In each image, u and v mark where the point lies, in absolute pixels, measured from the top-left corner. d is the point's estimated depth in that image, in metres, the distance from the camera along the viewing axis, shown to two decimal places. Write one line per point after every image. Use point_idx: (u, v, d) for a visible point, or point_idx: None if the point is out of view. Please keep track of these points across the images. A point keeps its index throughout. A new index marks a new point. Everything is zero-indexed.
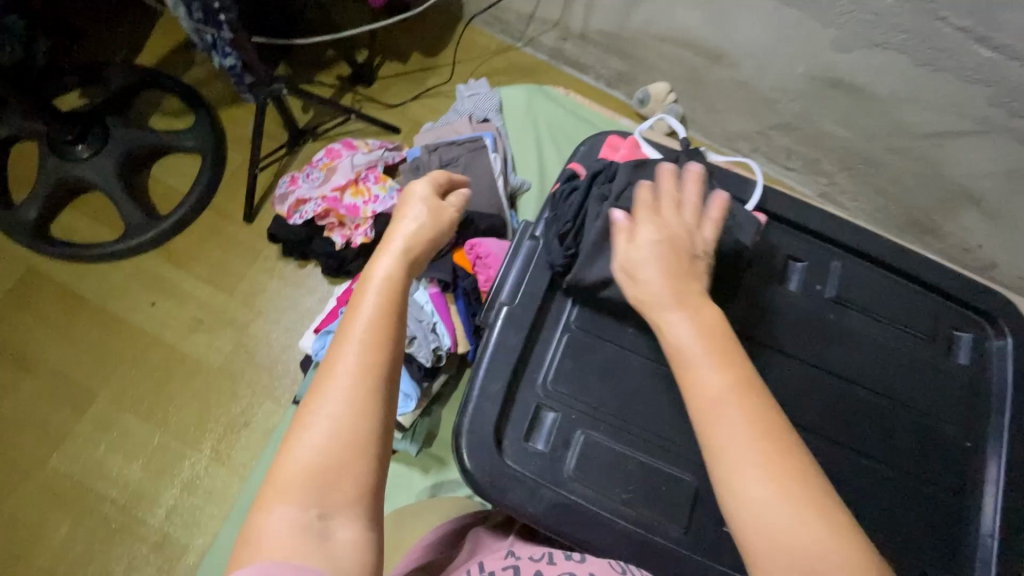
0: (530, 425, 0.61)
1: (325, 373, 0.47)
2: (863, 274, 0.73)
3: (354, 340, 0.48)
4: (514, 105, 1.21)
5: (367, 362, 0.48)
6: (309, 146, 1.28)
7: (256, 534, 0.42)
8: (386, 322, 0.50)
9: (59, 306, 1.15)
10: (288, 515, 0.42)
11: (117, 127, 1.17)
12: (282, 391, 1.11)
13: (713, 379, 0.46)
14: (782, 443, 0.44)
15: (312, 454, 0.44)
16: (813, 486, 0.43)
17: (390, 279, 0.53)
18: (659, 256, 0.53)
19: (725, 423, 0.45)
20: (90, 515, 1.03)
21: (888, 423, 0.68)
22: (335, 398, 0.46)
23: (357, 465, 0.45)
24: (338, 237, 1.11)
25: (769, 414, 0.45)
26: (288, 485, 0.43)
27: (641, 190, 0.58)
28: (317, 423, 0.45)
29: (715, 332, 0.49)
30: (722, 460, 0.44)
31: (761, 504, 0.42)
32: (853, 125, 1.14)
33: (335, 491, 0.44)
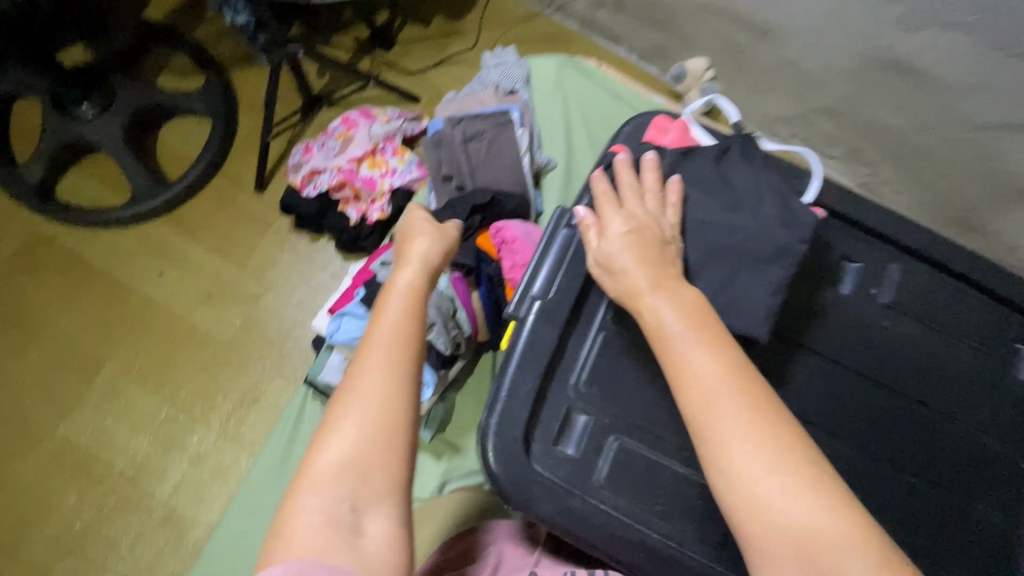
0: (560, 429, 0.58)
1: (352, 371, 0.47)
2: (920, 278, 0.68)
3: (381, 337, 0.48)
4: (543, 77, 1.14)
5: (394, 357, 0.47)
6: (324, 113, 1.21)
7: (286, 534, 0.41)
8: (411, 320, 0.50)
9: (65, 270, 1.11)
10: (320, 511, 0.41)
11: (123, 85, 1.11)
12: (292, 368, 1.08)
13: (704, 362, 0.47)
14: (774, 421, 0.45)
15: (342, 449, 0.43)
16: (806, 460, 0.44)
17: (413, 284, 0.53)
18: (630, 244, 0.54)
19: (718, 406, 0.45)
20: (97, 486, 1.01)
21: (938, 440, 0.64)
22: (364, 391, 0.45)
23: (388, 460, 0.44)
24: (353, 212, 1.06)
25: (759, 393, 0.46)
26: (318, 481, 0.42)
27: (599, 184, 0.59)
28: (345, 420, 0.44)
29: (699, 316, 0.50)
30: (715, 444, 0.45)
31: (750, 478, 0.43)
32: (906, 112, 1.06)
33: (366, 485, 0.43)
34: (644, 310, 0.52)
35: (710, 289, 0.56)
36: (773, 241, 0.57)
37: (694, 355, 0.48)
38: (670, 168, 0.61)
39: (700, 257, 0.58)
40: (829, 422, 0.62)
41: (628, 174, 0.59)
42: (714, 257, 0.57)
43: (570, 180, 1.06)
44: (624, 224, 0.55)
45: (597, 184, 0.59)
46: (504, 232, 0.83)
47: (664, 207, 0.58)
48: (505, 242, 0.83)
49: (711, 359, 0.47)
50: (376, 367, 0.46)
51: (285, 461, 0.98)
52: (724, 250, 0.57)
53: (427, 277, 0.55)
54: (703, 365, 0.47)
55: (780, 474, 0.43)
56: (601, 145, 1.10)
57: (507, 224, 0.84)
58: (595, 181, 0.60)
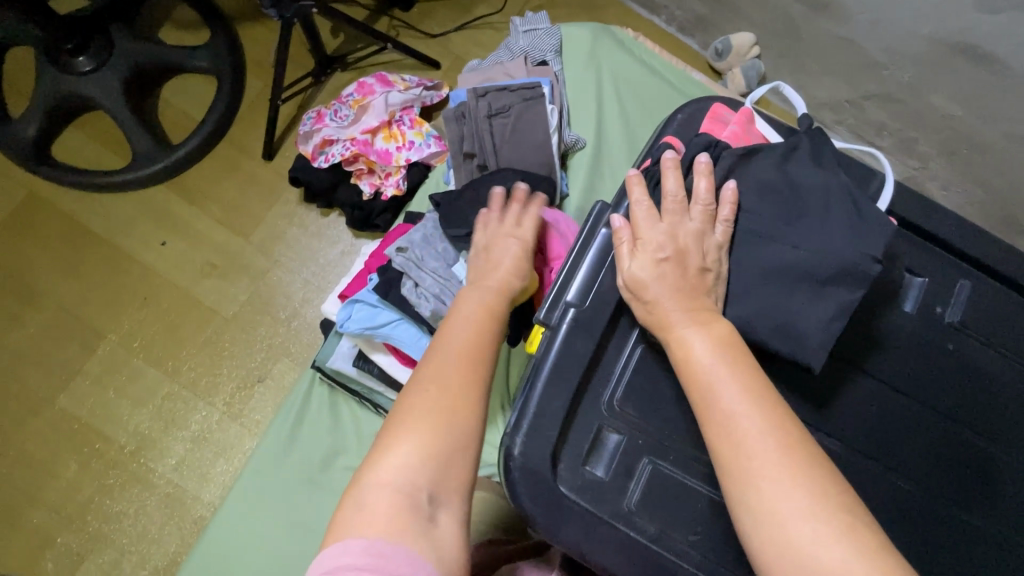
0: (589, 448, 0.53)
1: (433, 368, 0.51)
2: (993, 298, 0.61)
3: (466, 345, 0.53)
4: (576, 47, 1.05)
5: (474, 361, 0.52)
6: (339, 77, 1.13)
7: (361, 516, 0.43)
8: (490, 337, 0.55)
9: (64, 235, 1.06)
10: (399, 494, 0.44)
11: (122, 38, 1.03)
12: (299, 349, 1.04)
13: (730, 391, 0.43)
14: (805, 458, 0.40)
15: (425, 440, 0.46)
16: (841, 504, 0.38)
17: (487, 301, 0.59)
18: (667, 271, 0.50)
19: (743, 439, 0.41)
20: (98, 460, 0.99)
21: (1000, 476, 0.57)
22: (453, 389, 0.49)
23: (463, 459, 0.47)
24: (366, 185, 1.00)
25: (789, 428, 0.42)
26: (400, 466, 0.45)
27: (638, 193, 0.53)
28: (427, 411, 0.47)
29: (732, 344, 0.46)
30: (737, 480, 0.41)
31: (780, 525, 0.38)
32: (971, 103, 0.95)
33: (443, 479, 0.46)
34: (673, 339, 0.48)
35: (765, 305, 0.51)
36: (841, 256, 0.50)
37: (720, 383, 0.44)
38: (728, 169, 0.54)
39: (754, 270, 0.52)
40: (883, 453, 0.56)
41: (674, 181, 0.52)
42: (770, 272, 0.52)
43: (598, 163, 0.99)
44: (662, 248, 0.50)
45: (634, 193, 0.53)
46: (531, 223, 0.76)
47: (713, 223, 0.52)
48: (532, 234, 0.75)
49: (737, 387, 0.43)
50: (461, 370, 0.51)
51: (289, 446, 0.94)
52: (783, 265, 0.51)
53: (505, 302, 0.61)
54: (729, 395, 0.43)
55: (808, 517, 0.38)
56: (634, 124, 1.01)
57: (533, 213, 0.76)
58: (633, 186, 0.54)
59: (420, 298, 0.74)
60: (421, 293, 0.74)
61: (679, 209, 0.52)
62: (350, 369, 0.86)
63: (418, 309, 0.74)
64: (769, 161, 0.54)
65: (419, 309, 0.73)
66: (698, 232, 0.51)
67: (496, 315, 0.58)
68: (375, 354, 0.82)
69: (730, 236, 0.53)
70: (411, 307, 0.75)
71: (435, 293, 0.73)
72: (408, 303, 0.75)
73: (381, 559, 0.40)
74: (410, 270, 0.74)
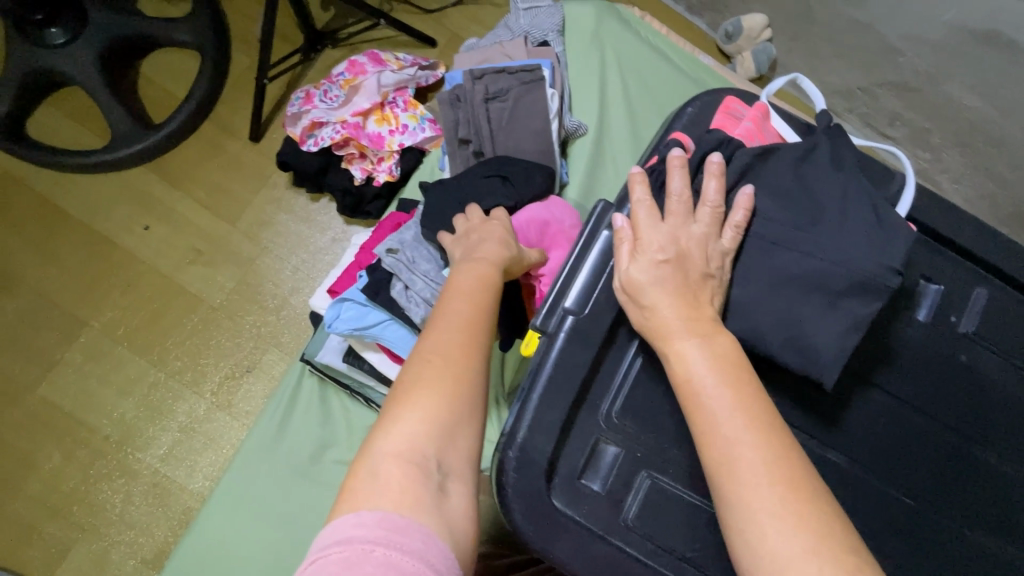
0: (586, 461, 0.51)
1: (430, 341, 0.48)
2: (1012, 309, 0.58)
3: (464, 315, 0.50)
4: (580, 26, 1.00)
5: (474, 333, 0.49)
6: (329, 54, 1.08)
7: (366, 488, 0.39)
8: (490, 305, 0.53)
9: (41, 217, 1.02)
10: (405, 463, 0.41)
11: (96, 9, 0.97)
12: (288, 340, 1.01)
13: (731, 416, 0.41)
14: (807, 491, 0.38)
15: (430, 408, 0.43)
16: (844, 544, 0.36)
17: (483, 274, 0.56)
18: (662, 267, 0.47)
19: (744, 471, 0.39)
20: (82, 449, 0.97)
21: (1004, 492, 0.56)
22: (455, 359, 0.46)
23: (469, 428, 0.45)
24: (358, 170, 0.95)
25: (792, 459, 0.39)
26: (407, 438, 0.42)
27: (640, 188, 0.50)
28: (425, 385, 0.44)
29: (731, 351, 0.44)
30: (735, 511, 0.39)
31: (780, 562, 0.36)
32: (992, 94, 0.91)
33: (450, 445, 0.43)
34: (671, 352, 0.45)
35: (774, 317, 0.48)
36: (860, 267, 0.47)
37: (722, 407, 0.41)
38: (743, 169, 0.50)
39: (764, 280, 0.49)
40: (889, 468, 0.55)
41: (680, 180, 0.49)
42: (782, 283, 0.49)
43: (600, 151, 0.95)
44: (663, 249, 0.47)
45: (633, 191, 0.50)
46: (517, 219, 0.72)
47: (721, 228, 0.49)
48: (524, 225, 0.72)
49: (740, 412, 0.41)
50: (462, 337, 0.48)
51: (277, 439, 0.92)
52: (796, 275, 0.48)
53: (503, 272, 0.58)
54: (731, 422, 0.41)
55: (813, 560, 0.35)
56: (639, 110, 0.96)
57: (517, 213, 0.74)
58: (635, 185, 0.50)
59: (410, 302, 0.71)
60: (412, 297, 0.71)
61: (684, 211, 0.49)
62: (340, 364, 0.83)
63: (408, 313, 0.71)
64: (784, 162, 0.51)
65: (409, 313, 0.71)
66: (703, 237, 0.48)
67: (495, 283, 0.56)
68: (365, 351, 0.80)
69: (739, 243, 0.50)
70: (400, 310, 0.72)
71: (427, 297, 0.71)
72: (397, 305, 0.72)
73: (395, 531, 0.36)
74: (400, 272, 0.72)
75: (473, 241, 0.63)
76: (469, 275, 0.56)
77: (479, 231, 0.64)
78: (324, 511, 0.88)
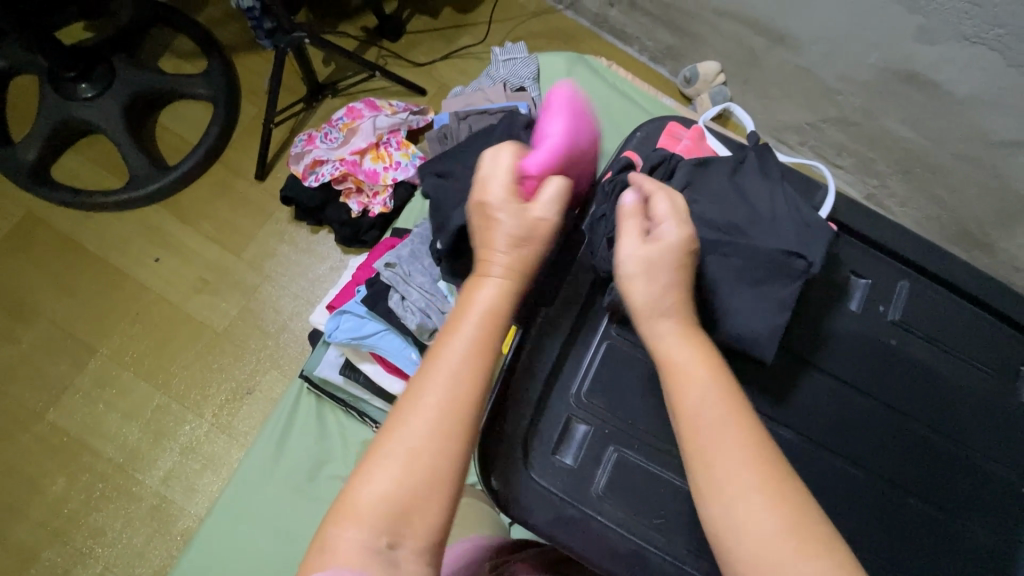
0: (559, 439, 0.57)
1: (409, 393, 0.44)
2: (933, 300, 0.66)
3: (456, 366, 0.45)
4: (553, 74, 1.12)
5: (459, 395, 0.44)
6: (329, 102, 1.20)
7: (320, 554, 0.39)
8: (489, 352, 0.46)
9: (59, 252, 1.10)
10: (357, 533, 0.39)
11: (123, 66, 1.10)
12: (288, 361, 1.07)
13: (710, 405, 0.44)
14: (780, 473, 0.42)
15: (391, 480, 0.41)
16: (814, 520, 0.40)
17: (491, 309, 0.48)
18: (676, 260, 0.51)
19: (723, 449, 0.42)
20: (86, 473, 1.00)
21: (941, 462, 0.62)
22: (430, 422, 0.43)
23: (439, 497, 0.42)
24: (355, 204, 1.05)
25: (765, 442, 0.43)
26: (360, 512, 0.40)
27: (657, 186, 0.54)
28: (394, 450, 0.42)
29: (703, 345, 0.48)
30: (712, 483, 0.42)
31: (759, 535, 0.39)
32: (920, 125, 1.02)
33: (406, 524, 0.40)
34: (657, 344, 0.48)
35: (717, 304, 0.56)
36: (770, 254, 0.55)
37: (702, 393, 0.45)
38: (685, 180, 0.60)
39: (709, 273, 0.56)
40: (833, 441, 0.61)
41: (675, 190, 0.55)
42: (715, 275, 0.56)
43: None
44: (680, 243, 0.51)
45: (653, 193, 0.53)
46: (536, 171, 0.55)
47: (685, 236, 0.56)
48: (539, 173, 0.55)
49: (720, 401, 0.44)
50: (445, 401, 0.44)
51: (276, 456, 0.96)
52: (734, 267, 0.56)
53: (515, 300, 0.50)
54: (711, 408, 0.44)
55: (787, 529, 0.39)
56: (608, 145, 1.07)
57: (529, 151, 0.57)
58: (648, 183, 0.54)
59: (406, 312, 0.78)
60: (407, 307, 0.78)
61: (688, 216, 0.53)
62: (336, 377, 0.89)
63: (404, 321, 0.78)
64: (718, 174, 0.60)
65: (405, 321, 0.77)
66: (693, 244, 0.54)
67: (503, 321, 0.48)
68: (362, 363, 0.86)
69: None
70: (397, 318, 0.79)
71: (421, 307, 0.77)
72: (394, 315, 0.79)
73: None
74: (397, 285, 0.78)
75: (477, 225, 0.52)
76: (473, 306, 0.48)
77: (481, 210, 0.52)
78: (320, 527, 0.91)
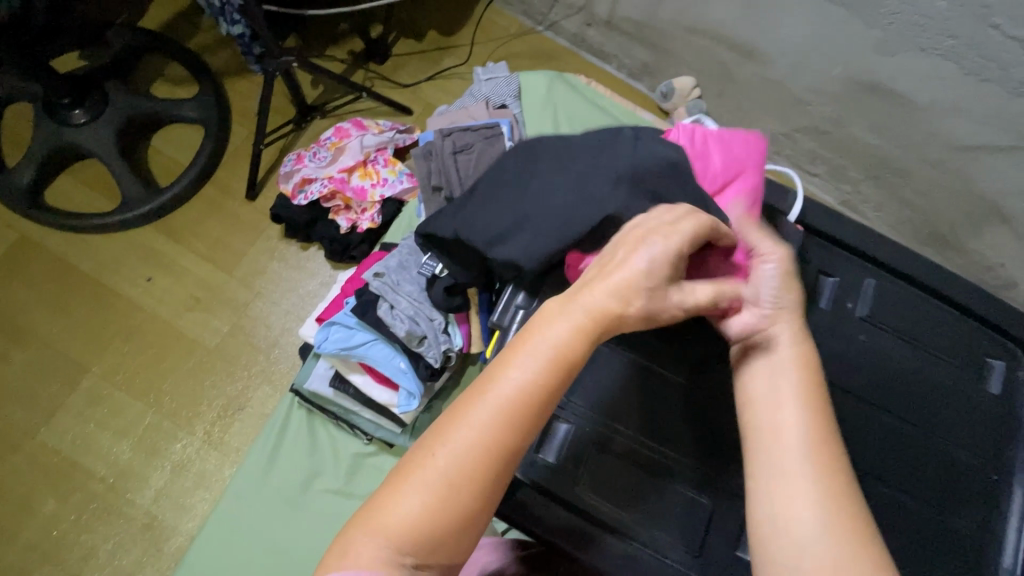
0: (542, 438, 0.59)
1: (451, 417, 0.42)
2: (898, 296, 0.69)
3: (509, 403, 0.41)
4: (533, 92, 1.17)
5: (504, 435, 0.41)
6: (317, 123, 1.23)
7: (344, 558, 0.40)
8: (547, 399, 0.42)
9: (52, 274, 1.11)
10: (381, 553, 0.40)
11: (116, 92, 1.13)
12: (278, 376, 1.08)
13: (794, 415, 0.46)
14: (836, 477, 0.45)
15: (421, 506, 0.40)
16: (855, 525, 0.43)
17: (559, 351, 0.42)
18: (794, 329, 0.50)
19: (788, 436, 0.46)
20: (77, 493, 1.00)
21: (913, 452, 0.64)
22: (471, 456, 0.41)
23: (465, 528, 0.41)
24: (344, 220, 1.07)
25: (842, 474, 0.45)
26: (388, 530, 0.40)
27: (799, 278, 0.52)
28: (429, 477, 0.41)
29: (812, 371, 0.49)
30: (774, 479, 0.45)
31: (798, 519, 0.44)
32: (886, 132, 1.06)
33: (431, 550, 0.40)
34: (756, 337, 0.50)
35: None
36: None
37: (786, 385, 0.48)
38: None
39: None
40: None
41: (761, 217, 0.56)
42: None
43: None
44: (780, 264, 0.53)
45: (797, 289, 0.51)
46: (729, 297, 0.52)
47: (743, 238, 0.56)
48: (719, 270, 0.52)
49: (800, 399, 0.47)
50: (492, 437, 0.41)
51: (267, 471, 0.96)
52: None
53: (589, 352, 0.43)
54: (790, 401, 0.47)
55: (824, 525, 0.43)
56: None
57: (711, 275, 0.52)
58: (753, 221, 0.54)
59: (395, 320, 0.80)
60: (396, 315, 0.80)
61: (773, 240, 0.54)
62: (326, 390, 0.90)
63: (393, 330, 0.80)
64: None
65: (394, 329, 0.80)
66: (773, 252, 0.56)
67: (571, 370, 0.42)
68: (351, 374, 0.87)
69: None
70: (386, 327, 0.80)
71: (410, 315, 0.80)
72: (383, 324, 0.80)
73: None
74: (386, 294, 0.81)
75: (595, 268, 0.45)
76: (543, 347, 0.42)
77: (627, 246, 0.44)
78: (313, 540, 0.92)
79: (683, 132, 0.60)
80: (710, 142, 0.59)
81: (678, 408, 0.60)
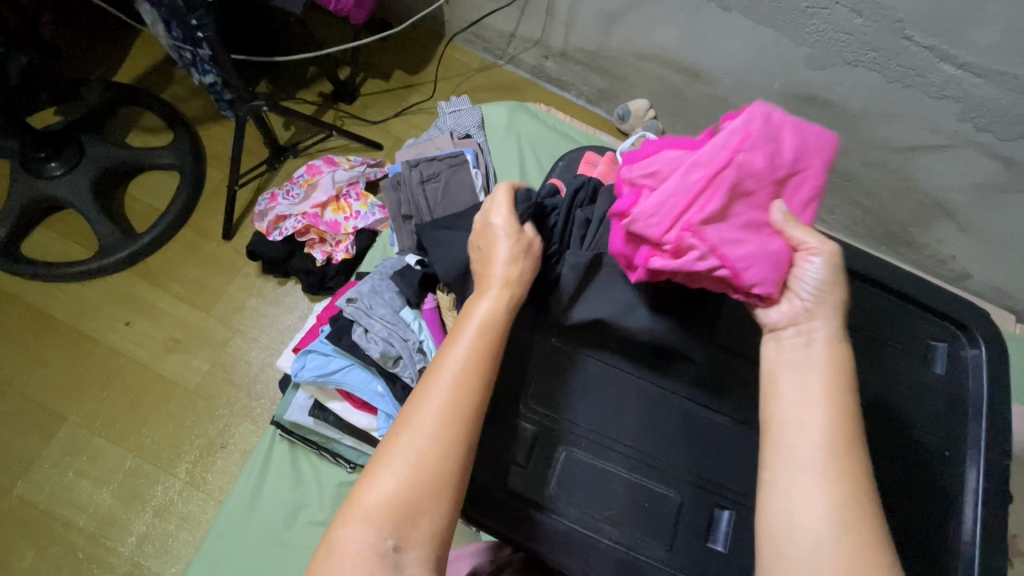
0: (510, 442, 0.62)
1: (410, 405, 0.50)
2: None
3: (458, 377, 0.50)
4: (495, 121, 1.22)
5: (456, 404, 0.49)
6: (291, 163, 1.28)
7: (334, 551, 0.46)
8: (487, 363, 0.52)
9: (28, 325, 1.12)
10: (364, 537, 0.45)
11: (91, 144, 1.16)
12: (260, 411, 1.08)
13: (818, 412, 0.47)
14: (855, 476, 0.45)
15: (394, 484, 0.47)
16: (866, 525, 0.44)
17: (486, 321, 0.54)
18: (832, 326, 0.51)
19: (811, 431, 0.47)
20: (56, 546, 0.98)
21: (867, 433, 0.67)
22: (432, 429, 0.48)
23: (436, 500, 0.47)
24: (319, 253, 1.10)
25: (861, 474, 0.46)
26: (367, 516, 0.46)
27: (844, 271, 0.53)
28: (400, 456, 0.48)
29: (842, 367, 0.49)
30: (789, 467, 0.46)
31: (807, 507, 0.45)
32: None
33: (411, 525, 0.46)
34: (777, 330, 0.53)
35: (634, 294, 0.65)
36: None
37: (811, 381, 0.49)
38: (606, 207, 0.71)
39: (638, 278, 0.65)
40: None
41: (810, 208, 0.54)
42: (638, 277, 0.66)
43: None
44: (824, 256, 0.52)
45: (842, 286, 0.52)
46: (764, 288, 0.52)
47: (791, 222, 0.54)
48: (776, 268, 0.52)
49: (825, 395, 0.48)
50: (448, 408, 0.49)
51: (250, 507, 0.96)
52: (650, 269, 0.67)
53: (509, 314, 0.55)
54: (815, 395, 0.48)
55: (831, 518, 0.44)
56: None
57: (754, 265, 0.52)
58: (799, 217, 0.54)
59: (369, 342, 0.81)
60: (371, 338, 0.82)
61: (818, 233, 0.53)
62: (306, 420, 0.92)
63: (368, 352, 0.81)
64: None
65: (369, 352, 0.81)
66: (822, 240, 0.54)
67: (500, 337, 0.53)
68: (330, 402, 0.89)
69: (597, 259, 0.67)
70: (361, 351, 0.82)
71: (384, 336, 0.82)
72: (358, 348, 0.82)
73: None
74: (359, 318, 0.83)
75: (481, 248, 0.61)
76: (472, 321, 0.54)
77: (485, 235, 0.60)
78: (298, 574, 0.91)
79: (764, 110, 0.53)
80: (786, 130, 0.53)
81: (637, 406, 0.63)
